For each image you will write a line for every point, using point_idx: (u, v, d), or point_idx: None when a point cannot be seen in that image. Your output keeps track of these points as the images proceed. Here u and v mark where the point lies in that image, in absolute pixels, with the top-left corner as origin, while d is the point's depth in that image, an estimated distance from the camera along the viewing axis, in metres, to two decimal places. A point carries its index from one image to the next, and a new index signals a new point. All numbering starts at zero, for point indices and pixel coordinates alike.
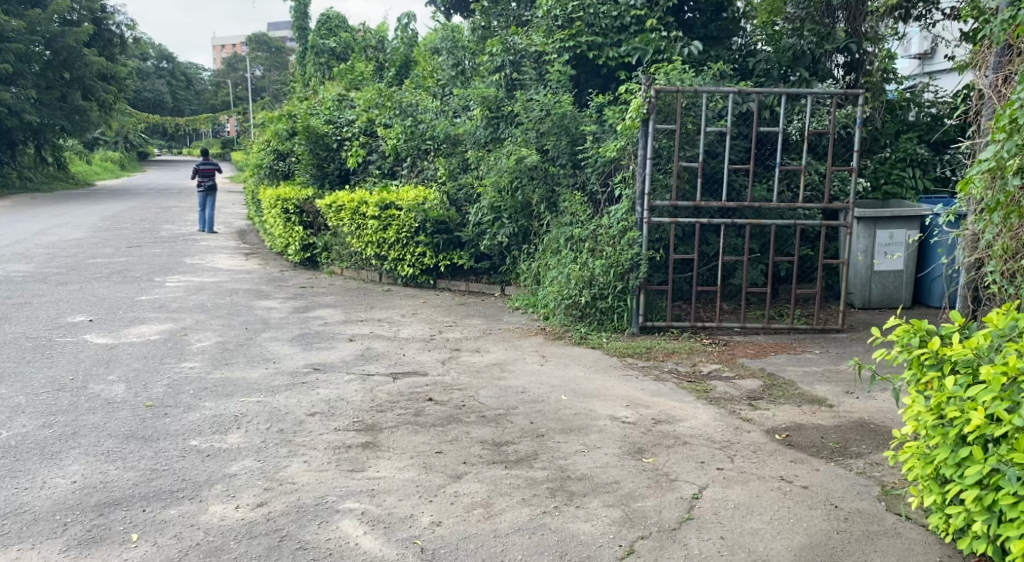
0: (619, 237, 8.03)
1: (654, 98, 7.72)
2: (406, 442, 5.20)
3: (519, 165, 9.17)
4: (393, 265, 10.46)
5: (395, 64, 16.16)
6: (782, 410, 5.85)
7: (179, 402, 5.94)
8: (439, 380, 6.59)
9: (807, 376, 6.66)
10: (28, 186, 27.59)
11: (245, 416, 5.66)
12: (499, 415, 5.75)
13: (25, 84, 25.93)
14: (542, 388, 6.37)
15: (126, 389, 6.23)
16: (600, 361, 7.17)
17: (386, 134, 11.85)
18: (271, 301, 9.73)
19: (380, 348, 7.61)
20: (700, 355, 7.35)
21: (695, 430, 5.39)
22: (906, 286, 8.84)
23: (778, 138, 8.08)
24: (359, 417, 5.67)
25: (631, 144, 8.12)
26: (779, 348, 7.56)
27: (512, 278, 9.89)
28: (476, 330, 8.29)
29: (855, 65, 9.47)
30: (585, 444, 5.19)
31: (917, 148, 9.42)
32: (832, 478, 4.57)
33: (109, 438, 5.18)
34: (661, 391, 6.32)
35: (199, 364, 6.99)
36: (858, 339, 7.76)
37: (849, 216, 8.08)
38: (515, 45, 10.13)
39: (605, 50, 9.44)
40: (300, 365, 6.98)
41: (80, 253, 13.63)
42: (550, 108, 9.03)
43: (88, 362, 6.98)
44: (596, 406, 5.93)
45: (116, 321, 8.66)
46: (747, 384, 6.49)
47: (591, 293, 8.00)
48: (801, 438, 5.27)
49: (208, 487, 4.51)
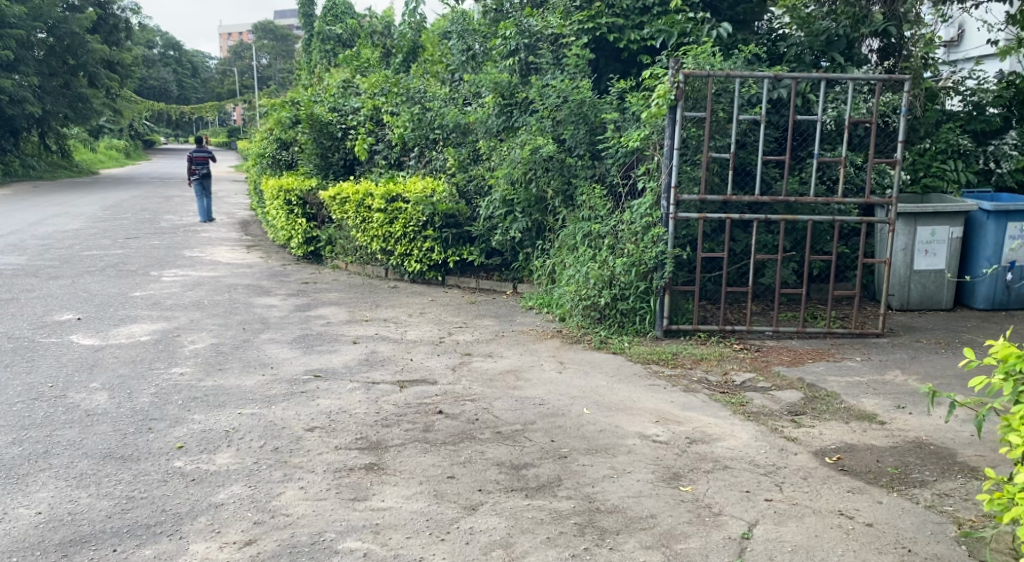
0: (643, 234, 7.47)
1: (683, 83, 7.16)
2: (415, 464, 4.67)
3: (533, 155, 8.64)
4: (399, 261, 9.91)
5: (403, 51, 15.55)
6: (829, 427, 5.32)
7: (165, 415, 5.41)
8: (450, 390, 6.05)
9: (852, 387, 6.12)
10: (30, 174, 27.09)
11: (236, 432, 5.13)
12: (517, 432, 5.21)
13: (27, 71, 25.26)
14: (562, 400, 5.82)
15: (108, 398, 5.70)
16: (623, 369, 6.62)
17: (393, 122, 11.28)
18: (271, 299, 9.19)
19: (386, 352, 7.07)
20: (731, 362, 6.82)
21: (735, 453, 4.87)
22: (947, 288, 8.28)
23: (817, 127, 7.48)
24: (363, 433, 5.14)
25: (656, 133, 7.58)
26: (816, 354, 7.01)
27: (525, 275, 9.34)
28: (488, 332, 7.76)
29: (890, 50, 9.01)
30: (613, 468, 4.66)
31: (959, 139, 8.92)
32: (899, 514, 4.05)
33: (84, 459, 4.65)
34: (694, 403, 5.79)
35: (190, 370, 6.46)
36: (902, 344, 7.21)
37: (890, 210, 7.54)
38: (531, 28, 9.58)
39: (626, 32, 8.93)
40: (300, 371, 6.45)
41: (75, 244, 13.13)
42: (568, 94, 8.48)
43: (71, 367, 6.46)
44: (623, 421, 5.39)
45: (106, 319, 8.15)
46: (786, 397, 5.96)
47: (612, 293, 7.45)
48: (855, 462, 4.75)
49: (191, 520, 3.99)
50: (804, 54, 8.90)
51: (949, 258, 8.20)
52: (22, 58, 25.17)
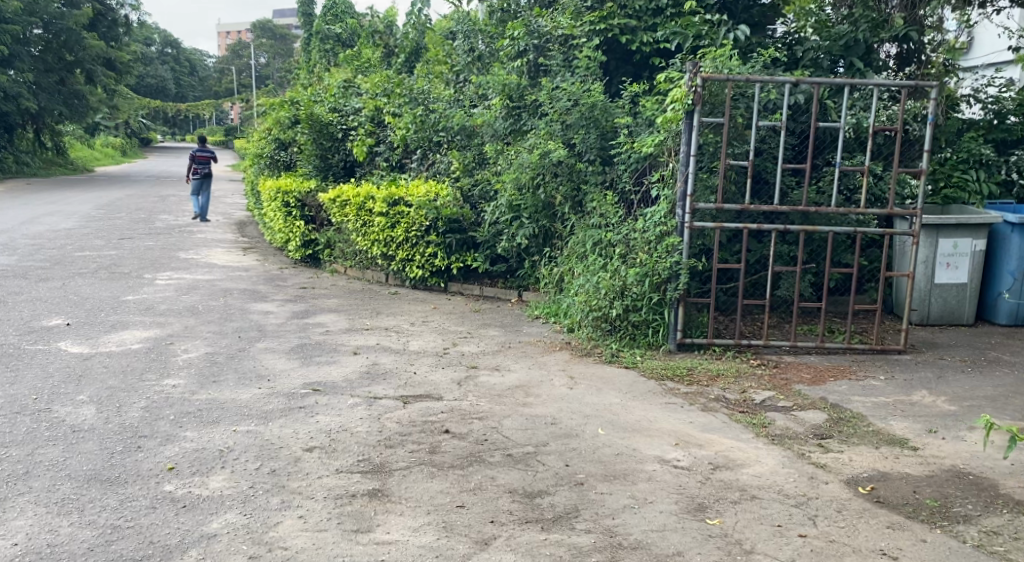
0: (656, 243, 7.17)
1: (701, 87, 6.85)
2: (421, 491, 4.39)
3: (542, 160, 8.40)
4: (400, 266, 9.60)
5: (405, 52, 15.28)
6: (858, 453, 5.04)
7: (155, 432, 5.10)
8: (456, 406, 5.75)
9: (878, 409, 5.84)
10: (24, 172, 26.70)
11: (231, 452, 4.82)
12: (528, 454, 4.92)
13: (23, 67, 24.86)
14: (575, 419, 5.52)
15: (95, 413, 5.39)
16: (637, 385, 6.32)
17: (395, 123, 10.96)
18: (268, 304, 8.88)
19: (388, 363, 6.77)
20: (749, 380, 6.51)
21: (762, 481, 4.60)
22: (969, 302, 7.99)
23: (839, 135, 7.15)
24: (366, 454, 4.84)
25: (671, 139, 7.28)
26: (838, 372, 6.71)
27: (531, 283, 9.00)
28: (494, 343, 7.45)
29: (912, 54, 8.82)
30: (633, 497, 4.38)
31: (982, 148, 8.57)
32: (945, 555, 3.87)
33: (66, 481, 4.33)
34: (714, 425, 5.49)
35: (183, 382, 6.14)
36: (926, 362, 6.95)
37: (913, 222, 7.25)
38: (539, 28, 9.38)
39: (639, 34, 8.67)
40: (298, 385, 6.14)
41: (67, 245, 12.80)
42: (579, 97, 8.22)
43: (57, 377, 6.13)
44: (642, 444, 5.09)
45: (96, 325, 7.82)
46: (811, 419, 5.66)
47: (623, 304, 7.13)
48: (890, 493, 4.47)
49: (180, 555, 3.73)
50: (822, 58, 8.57)
51: (971, 272, 7.91)
52: (19, 52, 24.83)
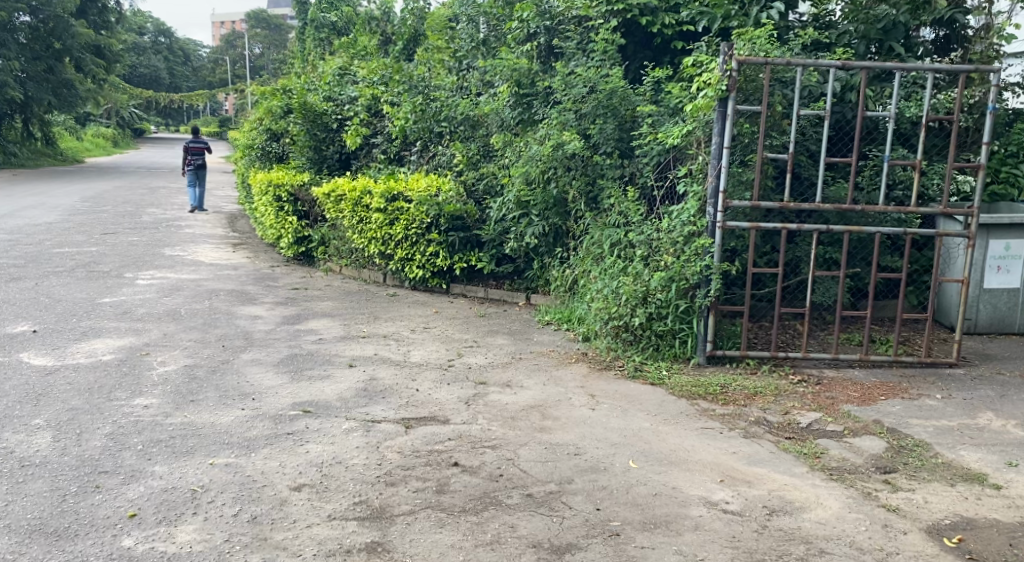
0: (683, 243, 6.46)
1: (736, 71, 6.12)
2: (429, 546, 3.73)
3: (556, 152, 7.68)
4: (398, 267, 8.88)
5: (404, 38, 14.50)
6: (933, 490, 4.37)
7: (119, 465, 4.40)
8: (466, 433, 5.03)
9: (944, 434, 5.15)
10: (10, 162, 25.80)
11: (205, 492, 4.12)
12: (552, 494, 4.22)
13: (8, 55, 23.94)
14: (602, 449, 4.83)
15: (51, 441, 4.68)
16: (666, 407, 5.61)
17: (393, 113, 10.22)
18: (256, 308, 8.15)
19: (387, 379, 6.05)
20: (790, 398, 5.81)
21: (830, 530, 3.94)
22: (1021, 309, 7.31)
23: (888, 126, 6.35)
24: (363, 495, 4.15)
25: (702, 128, 6.57)
26: (888, 389, 6.02)
27: (541, 285, 8.28)
28: (504, 354, 6.74)
29: (951, 38, 8.01)
30: (680, 553, 3.74)
31: None
32: None
33: (3, 536, 3.70)
34: (761, 456, 4.80)
35: (156, 401, 5.42)
36: (984, 376, 6.28)
37: (967, 222, 6.51)
38: (552, 9, 8.74)
39: (660, 15, 8.01)
40: (286, 406, 5.42)
41: (46, 240, 12.07)
42: (596, 83, 7.56)
43: (14, 396, 5.43)
44: (682, 482, 4.40)
45: (64, 332, 7.09)
46: (868, 447, 4.97)
47: (646, 312, 6.42)
48: (983, 547, 3.83)
49: None
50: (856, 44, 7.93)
51: None
52: (4, 40, 23.97)
